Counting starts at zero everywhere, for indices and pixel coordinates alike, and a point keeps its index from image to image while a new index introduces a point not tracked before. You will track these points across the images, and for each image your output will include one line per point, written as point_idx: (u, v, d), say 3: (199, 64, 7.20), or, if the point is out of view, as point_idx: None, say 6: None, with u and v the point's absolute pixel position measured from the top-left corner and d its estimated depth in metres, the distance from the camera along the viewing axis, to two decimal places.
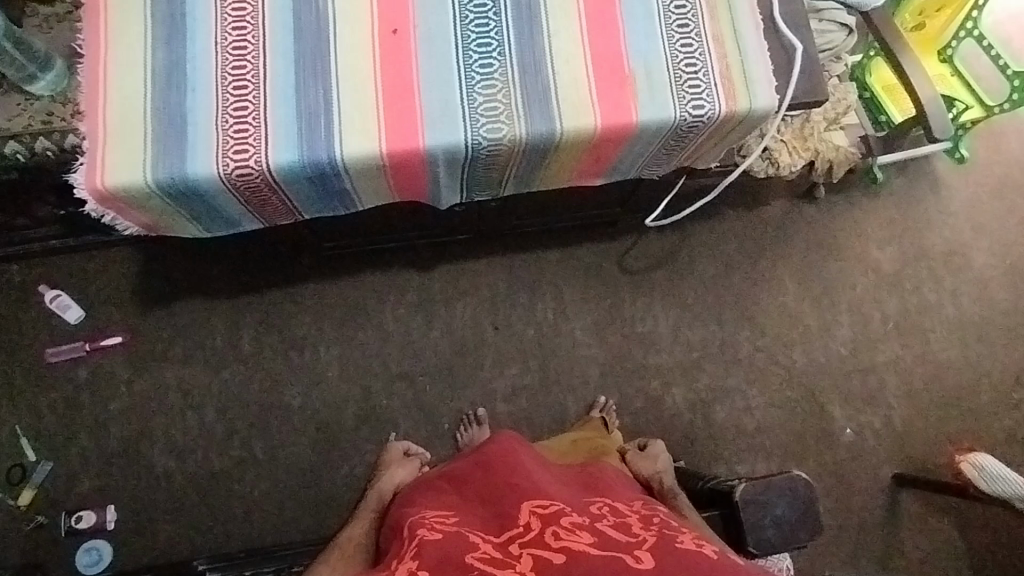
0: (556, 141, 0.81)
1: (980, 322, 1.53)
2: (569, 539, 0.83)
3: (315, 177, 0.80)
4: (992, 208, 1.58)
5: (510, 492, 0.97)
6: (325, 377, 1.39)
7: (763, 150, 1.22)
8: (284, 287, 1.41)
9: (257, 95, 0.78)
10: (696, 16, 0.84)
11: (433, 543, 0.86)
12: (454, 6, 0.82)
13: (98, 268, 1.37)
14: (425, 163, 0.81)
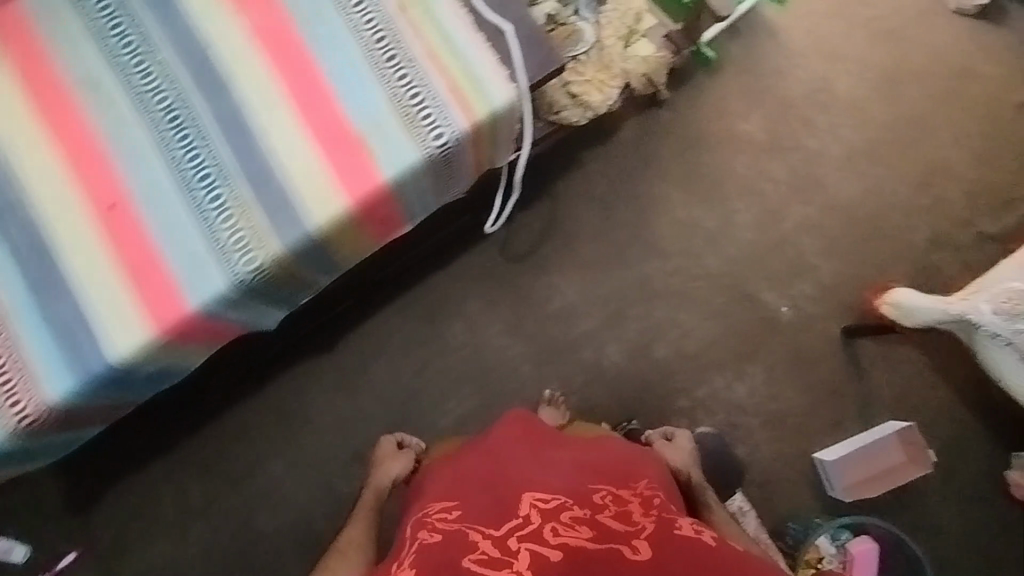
0: (319, 239, 0.77)
1: (867, 144, 1.49)
2: (568, 534, 0.75)
3: (109, 384, 0.77)
4: (834, 29, 1.52)
5: (509, 480, 0.87)
6: (283, 493, 1.38)
7: (570, 98, 1.16)
8: (204, 430, 1.39)
9: (8, 338, 0.75)
10: (400, 40, 0.78)
11: (425, 552, 0.77)
12: (158, 152, 0.77)
13: (24, 499, 1.35)
14: (205, 320, 0.77)
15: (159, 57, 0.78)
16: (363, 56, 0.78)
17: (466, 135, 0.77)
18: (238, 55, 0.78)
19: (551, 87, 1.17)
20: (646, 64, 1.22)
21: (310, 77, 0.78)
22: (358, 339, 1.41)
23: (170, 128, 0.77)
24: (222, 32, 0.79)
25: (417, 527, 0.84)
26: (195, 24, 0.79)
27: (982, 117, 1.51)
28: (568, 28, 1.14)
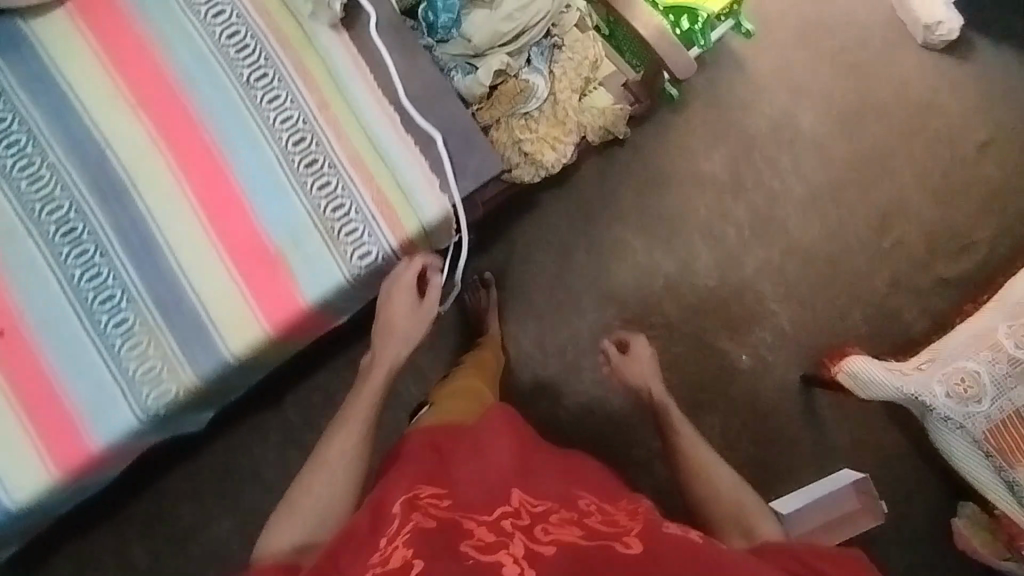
0: (238, 364, 0.71)
1: (830, 184, 1.46)
2: (559, 530, 0.66)
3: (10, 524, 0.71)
4: (801, 61, 1.47)
5: (503, 475, 0.76)
6: (230, 555, 1.33)
7: (521, 156, 1.10)
8: (146, 489, 1.33)
9: None
10: (321, 143, 0.71)
11: (419, 529, 0.64)
12: (53, 270, 0.69)
13: None
14: (114, 455, 0.71)
15: (50, 159, 0.70)
16: (281, 162, 0.71)
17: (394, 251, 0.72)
18: (141, 159, 0.70)
19: (502, 145, 1.09)
20: (602, 113, 1.15)
21: (221, 184, 0.71)
22: (306, 392, 1.35)
23: (65, 243, 0.69)
24: (122, 132, 0.71)
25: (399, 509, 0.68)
26: (91, 122, 0.70)
27: (945, 155, 1.48)
28: (519, 83, 1.07)
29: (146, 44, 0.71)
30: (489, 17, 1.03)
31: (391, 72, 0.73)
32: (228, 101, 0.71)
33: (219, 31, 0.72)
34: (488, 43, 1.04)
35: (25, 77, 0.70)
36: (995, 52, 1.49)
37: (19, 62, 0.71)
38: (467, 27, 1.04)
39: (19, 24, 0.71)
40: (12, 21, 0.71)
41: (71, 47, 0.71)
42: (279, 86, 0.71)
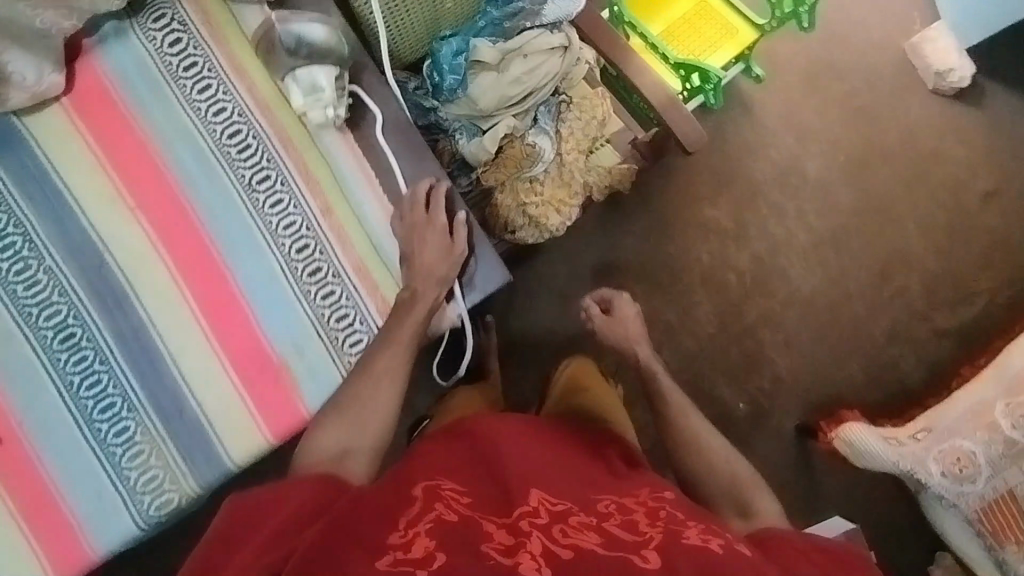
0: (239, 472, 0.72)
1: (834, 232, 1.45)
2: (577, 535, 0.58)
3: None
4: (810, 106, 1.45)
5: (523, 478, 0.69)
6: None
7: (525, 218, 1.08)
8: None
9: None
10: (324, 252, 0.70)
11: (441, 521, 0.57)
12: (52, 378, 0.69)
13: None
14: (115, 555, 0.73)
15: (47, 263, 0.68)
16: (283, 271, 0.70)
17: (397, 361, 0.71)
18: (140, 264, 0.69)
19: (506, 207, 1.08)
20: (608, 173, 1.13)
21: (222, 292, 0.70)
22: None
23: (63, 349, 0.69)
24: (120, 235, 0.69)
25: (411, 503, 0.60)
26: (88, 224, 0.69)
27: (950, 205, 1.47)
28: (527, 147, 1.05)
29: (145, 144, 0.69)
30: (495, 78, 1.00)
31: (398, 177, 0.71)
32: (229, 206, 0.70)
33: (220, 131, 0.70)
34: (493, 107, 1.01)
35: (21, 177, 0.68)
36: (1006, 100, 1.48)
37: (15, 161, 0.69)
38: (472, 86, 1.01)
39: (16, 122, 0.69)
40: (10, 118, 0.69)
41: (68, 146, 0.69)
42: (281, 191, 0.70)
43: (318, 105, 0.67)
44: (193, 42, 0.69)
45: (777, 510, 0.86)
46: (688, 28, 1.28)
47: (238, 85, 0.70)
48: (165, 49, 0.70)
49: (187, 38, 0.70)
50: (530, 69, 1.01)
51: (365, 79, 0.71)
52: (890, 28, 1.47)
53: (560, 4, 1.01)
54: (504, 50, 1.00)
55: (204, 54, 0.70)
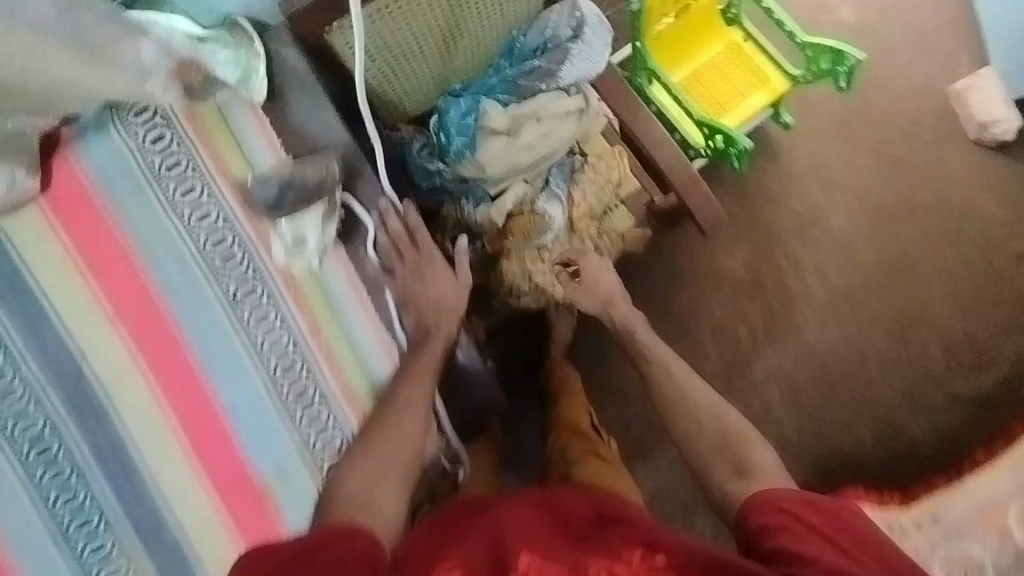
0: None
1: (853, 289, 1.39)
2: None
3: None
4: (838, 154, 1.37)
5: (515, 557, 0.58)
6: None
7: (529, 286, 1.04)
8: None
9: None
10: (311, 372, 0.65)
11: None
12: (25, 491, 0.65)
13: None
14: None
15: (23, 371, 0.65)
16: (268, 391, 0.66)
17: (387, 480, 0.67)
18: (119, 379, 0.66)
19: (511, 274, 1.02)
20: (620, 238, 1.09)
21: (206, 410, 0.66)
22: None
23: (39, 462, 0.65)
24: (100, 346, 0.65)
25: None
26: (66, 333, 0.65)
27: (979, 263, 1.40)
28: (535, 216, 0.99)
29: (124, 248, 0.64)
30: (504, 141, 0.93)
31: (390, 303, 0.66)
32: (212, 318, 0.65)
33: (204, 238, 0.65)
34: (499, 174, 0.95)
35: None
36: None
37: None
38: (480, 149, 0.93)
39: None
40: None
41: (43, 249, 0.65)
42: (268, 306, 0.65)
43: (302, 259, 0.65)
44: (176, 141, 0.64)
45: (776, 462, 0.81)
46: (718, 71, 1.20)
47: (225, 189, 0.65)
48: (148, 146, 0.64)
49: (171, 135, 0.65)
50: (544, 135, 0.94)
51: (358, 188, 0.66)
52: (930, 74, 1.38)
53: (579, 66, 0.93)
54: (517, 114, 0.93)
55: (189, 152, 0.65)
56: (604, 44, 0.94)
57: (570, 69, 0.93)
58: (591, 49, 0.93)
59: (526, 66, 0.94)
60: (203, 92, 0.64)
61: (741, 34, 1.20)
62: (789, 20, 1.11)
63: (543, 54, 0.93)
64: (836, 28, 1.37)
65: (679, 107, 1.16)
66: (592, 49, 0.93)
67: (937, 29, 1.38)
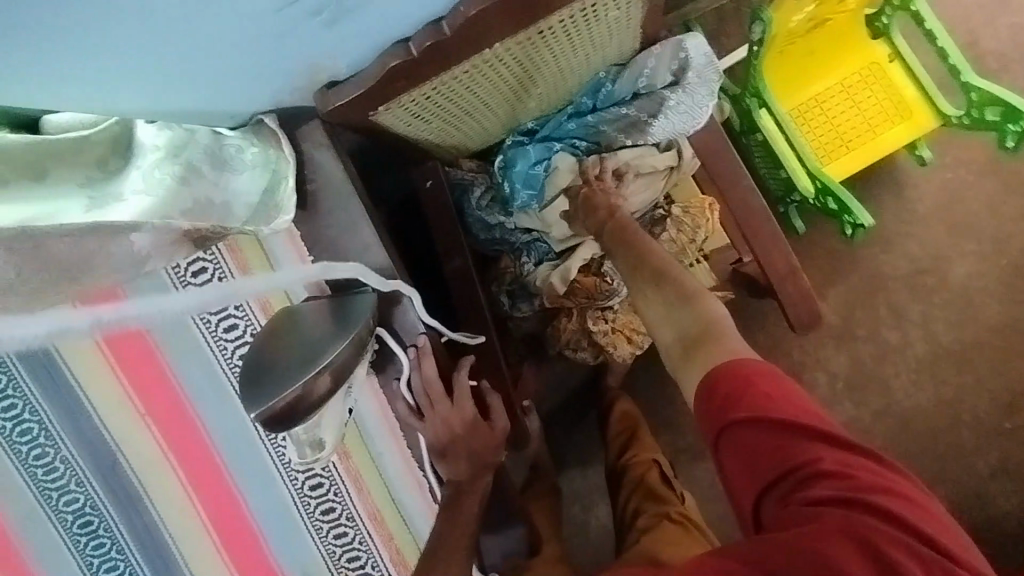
0: None
1: (961, 348, 1.21)
2: None
3: None
4: (975, 194, 1.16)
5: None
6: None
7: (584, 343, 0.96)
8: None
9: None
10: (340, 493, 0.63)
11: None
12: (72, 555, 0.68)
13: None
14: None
15: (64, 453, 0.66)
16: (295, 503, 0.65)
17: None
18: (153, 473, 0.66)
19: (568, 332, 0.94)
20: None
21: (237, 510, 0.66)
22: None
23: (83, 533, 0.68)
24: (136, 438, 0.65)
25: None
26: (101, 424, 0.65)
27: None
28: (603, 280, 0.88)
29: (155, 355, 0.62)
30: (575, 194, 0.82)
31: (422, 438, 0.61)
32: (244, 428, 0.64)
33: (235, 349, 0.62)
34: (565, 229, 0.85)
35: (33, 365, 0.63)
36: None
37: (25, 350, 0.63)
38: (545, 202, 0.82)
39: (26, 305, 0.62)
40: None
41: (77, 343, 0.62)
42: None
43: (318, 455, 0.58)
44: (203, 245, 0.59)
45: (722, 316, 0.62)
46: (851, 96, 0.98)
47: (253, 303, 0.60)
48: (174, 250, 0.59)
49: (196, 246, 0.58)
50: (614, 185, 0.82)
51: (392, 320, 0.59)
52: None
53: (675, 121, 0.78)
54: (594, 168, 0.80)
55: (216, 258, 0.59)
56: (709, 93, 0.78)
57: (662, 122, 0.78)
58: (692, 100, 0.77)
59: (611, 111, 0.79)
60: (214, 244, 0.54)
61: (887, 49, 0.98)
62: (953, 48, 0.89)
63: (633, 102, 0.78)
64: (1015, 36, 1.09)
65: (790, 142, 0.97)
66: (693, 100, 0.77)
67: None
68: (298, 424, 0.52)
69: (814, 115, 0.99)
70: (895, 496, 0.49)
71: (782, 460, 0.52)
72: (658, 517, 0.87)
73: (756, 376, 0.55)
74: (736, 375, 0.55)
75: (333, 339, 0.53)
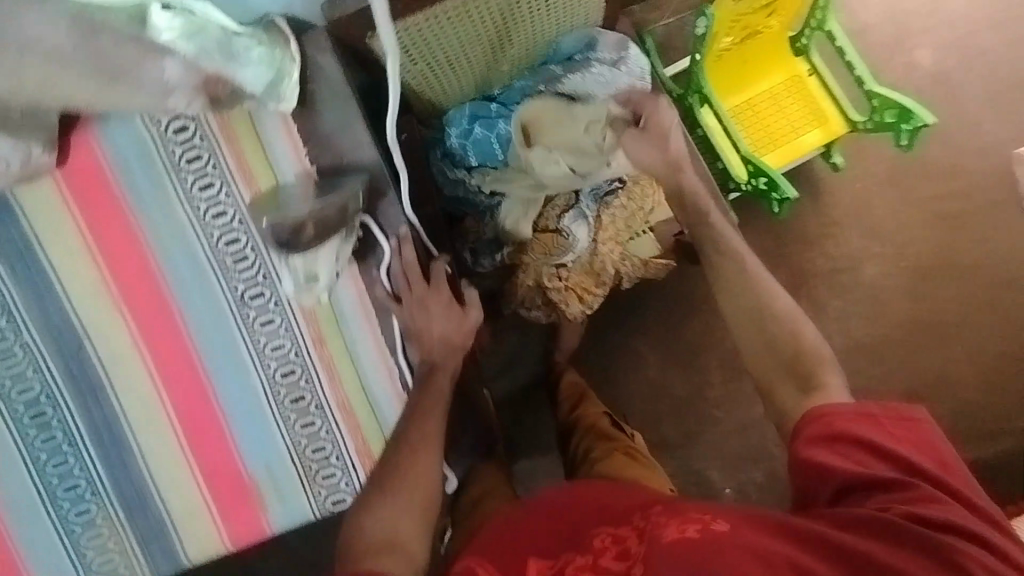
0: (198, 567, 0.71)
1: (872, 340, 1.35)
2: None
3: None
4: (881, 202, 1.32)
5: (563, 533, 0.72)
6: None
7: (541, 300, 1.03)
8: None
9: None
10: (310, 381, 0.66)
11: None
12: (19, 450, 0.67)
13: None
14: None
15: (23, 338, 0.66)
16: (264, 393, 0.66)
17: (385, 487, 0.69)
18: (117, 362, 0.66)
19: (526, 286, 1.01)
20: (644, 265, 1.06)
21: (201, 402, 0.67)
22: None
23: (33, 425, 0.67)
24: (103, 320, 0.65)
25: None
26: (70, 308, 0.65)
27: (1007, 333, 1.36)
28: (560, 235, 0.97)
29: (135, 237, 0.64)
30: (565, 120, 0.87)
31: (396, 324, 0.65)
32: (218, 316, 0.66)
33: (216, 236, 0.64)
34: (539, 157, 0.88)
35: (4, 243, 0.64)
36: None
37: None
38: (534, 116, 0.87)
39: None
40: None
41: (54, 222, 0.64)
42: (274, 311, 0.65)
43: (312, 292, 0.64)
44: (199, 131, 0.63)
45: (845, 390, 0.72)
46: (778, 104, 1.13)
47: (243, 190, 0.64)
48: (170, 136, 0.63)
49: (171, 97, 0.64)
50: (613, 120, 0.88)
51: (381, 211, 0.63)
52: (997, 131, 1.31)
53: (590, 82, 0.88)
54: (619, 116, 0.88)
55: (211, 146, 0.63)
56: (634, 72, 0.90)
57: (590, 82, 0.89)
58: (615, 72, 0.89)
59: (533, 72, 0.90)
60: (230, 105, 0.62)
61: (806, 65, 1.13)
62: (860, 61, 1.05)
63: (564, 63, 0.89)
64: (910, 71, 1.29)
65: (726, 135, 1.09)
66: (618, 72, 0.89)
67: (1012, 87, 1.31)
68: (298, 254, 0.61)
69: (747, 116, 1.13)
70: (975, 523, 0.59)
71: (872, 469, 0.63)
72: (609, 450, 1.00)
73: (863, 407, 0.68)
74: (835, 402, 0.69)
75: (321, 199, 0.60)
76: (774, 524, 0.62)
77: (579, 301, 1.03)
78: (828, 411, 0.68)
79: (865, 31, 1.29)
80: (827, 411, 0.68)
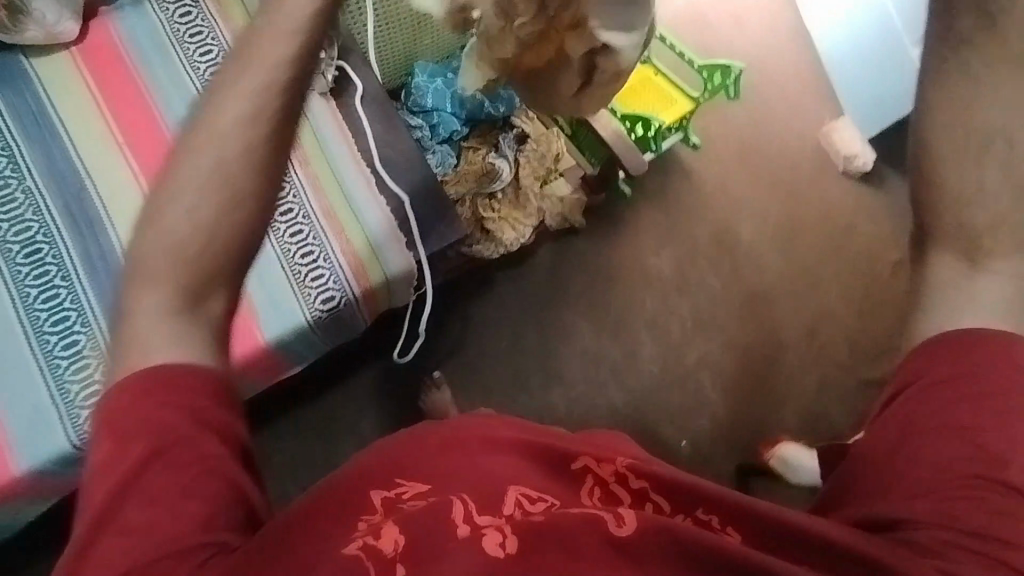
0: None
1: (765, 288, 1.57)
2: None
3: (56, 472, 0.96)
4: (738, 176, 1.63)
5: (561, 479, 0.58)
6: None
7: (481, 232, 1.21)
8: None
9: None
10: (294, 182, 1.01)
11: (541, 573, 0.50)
12: (23, 295, 0.99)
13: None
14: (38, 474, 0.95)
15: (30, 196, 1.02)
16: None
17: (355, 275, 0.98)
18: (119, 203, 1.02)
19: (467, 223, 1.19)
20: (560, 203, 1.26)
21: None
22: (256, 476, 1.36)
23: (35, 269, 1.00)
24: (113, 172, 1.03)
25: (195, 369, 0.61)
26: (83, 178, 1.03)
27: (864, 271, 1.61)
28: (488, 166, 1.18)
29: (149, 112, 1.05)
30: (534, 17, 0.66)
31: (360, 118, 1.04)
32: None
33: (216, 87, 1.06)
34: None
35: (31, 142, 1.04)
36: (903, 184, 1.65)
37: (29, 130, 1.04)
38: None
39: (36, 70, 1.07)
40: (55, 125, 1.05)
41: (80, 122, 1.05)
42: None
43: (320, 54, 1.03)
44: (208, 27, 1.09)
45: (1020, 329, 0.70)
46: (636, 95, 1.46)
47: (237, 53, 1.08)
48: (178, 24, 1.10)
49: (195, 12, 1.10)
50: None
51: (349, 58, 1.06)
52: (811, 114, 1.69)
53: None
54: None
55: (219, 43, 1.09)
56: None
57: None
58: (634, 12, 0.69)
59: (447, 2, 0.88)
60: None
61: (653, 68, 1.48)
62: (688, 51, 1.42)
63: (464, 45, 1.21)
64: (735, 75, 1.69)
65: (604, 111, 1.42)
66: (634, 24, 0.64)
67: (815, 79, 1.71)
68: None
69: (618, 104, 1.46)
70: (1004, 547, 0.56)
71: (915, 459, 0.61)
72: None
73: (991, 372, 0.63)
74: (955, 344, 0.66)
75: None
76: (781, 521, 0.56)
77: (514, 227, 1.21)
78: (951, 366, 0.65)
79: (702, 45, 1.71)
80: (951, 354, 0.65)
